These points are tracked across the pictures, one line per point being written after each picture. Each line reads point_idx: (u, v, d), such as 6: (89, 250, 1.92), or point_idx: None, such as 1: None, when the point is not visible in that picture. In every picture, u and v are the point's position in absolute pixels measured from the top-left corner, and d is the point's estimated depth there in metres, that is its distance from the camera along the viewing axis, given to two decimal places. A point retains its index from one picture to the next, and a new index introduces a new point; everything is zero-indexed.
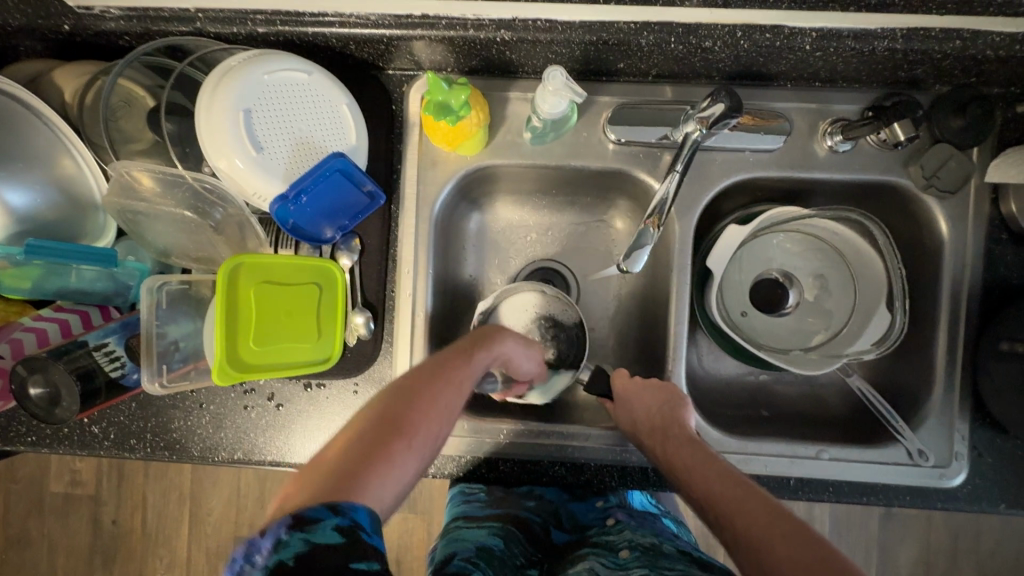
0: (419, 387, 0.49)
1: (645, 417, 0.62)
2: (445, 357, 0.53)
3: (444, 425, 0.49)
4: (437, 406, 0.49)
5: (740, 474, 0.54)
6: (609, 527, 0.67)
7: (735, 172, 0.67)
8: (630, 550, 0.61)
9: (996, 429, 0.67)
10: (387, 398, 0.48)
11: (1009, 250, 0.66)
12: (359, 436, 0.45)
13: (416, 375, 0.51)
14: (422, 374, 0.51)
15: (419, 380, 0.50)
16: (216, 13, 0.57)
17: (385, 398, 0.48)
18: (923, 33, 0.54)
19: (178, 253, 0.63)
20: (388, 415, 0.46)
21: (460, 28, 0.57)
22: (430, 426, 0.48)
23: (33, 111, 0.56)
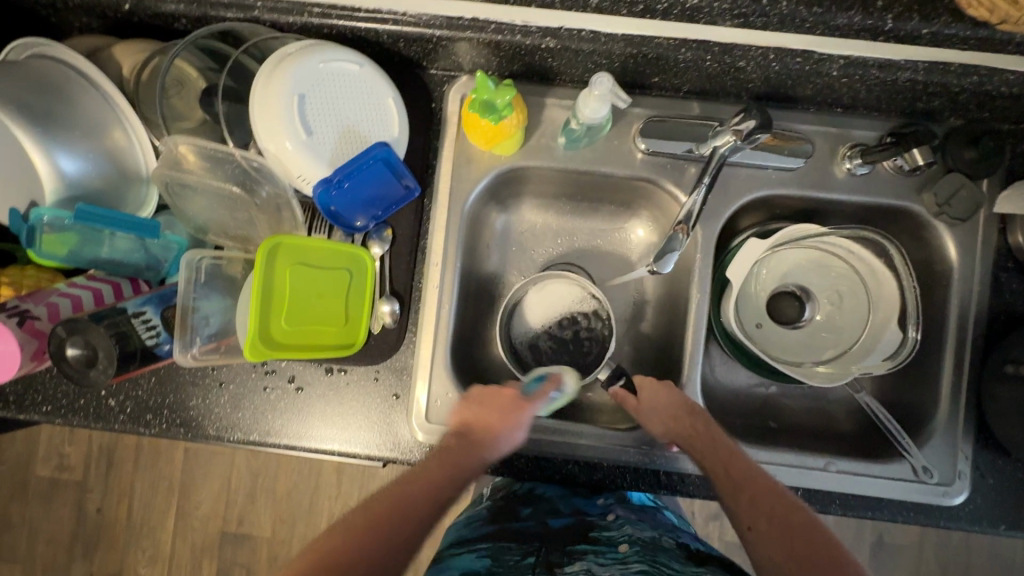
0: (381, 509, 0.54)
1: (663, 415, 0.64)
2: (431, 471, 0.58)
3: (395, 560, 0.52)
4: (390, 532, 0.52)
5: (759, 475, 0.60)
6: (609, 523, 0.69)
7: (756, 188, 0.70)
8: (627, 545, 0.63)
9: (998, 451, 0.69)
10: (351, 525, 0.53)
11: (1015, 278, 0.69)
12: (310, 567, 0.49)
13: (390, 495, 0.55)
14: (382, 504, 0.54)
15: (392, 506, 0.54)
16: (274, 4, 0.60)
17: (356, 523, 0.53)
18: (943, 67, 0.58)
19: (216, 231, 0.65)
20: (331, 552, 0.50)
21: (509, 33, 0.60)
22: (387, 555, 0.51)
23: (93, 83, 0.57)
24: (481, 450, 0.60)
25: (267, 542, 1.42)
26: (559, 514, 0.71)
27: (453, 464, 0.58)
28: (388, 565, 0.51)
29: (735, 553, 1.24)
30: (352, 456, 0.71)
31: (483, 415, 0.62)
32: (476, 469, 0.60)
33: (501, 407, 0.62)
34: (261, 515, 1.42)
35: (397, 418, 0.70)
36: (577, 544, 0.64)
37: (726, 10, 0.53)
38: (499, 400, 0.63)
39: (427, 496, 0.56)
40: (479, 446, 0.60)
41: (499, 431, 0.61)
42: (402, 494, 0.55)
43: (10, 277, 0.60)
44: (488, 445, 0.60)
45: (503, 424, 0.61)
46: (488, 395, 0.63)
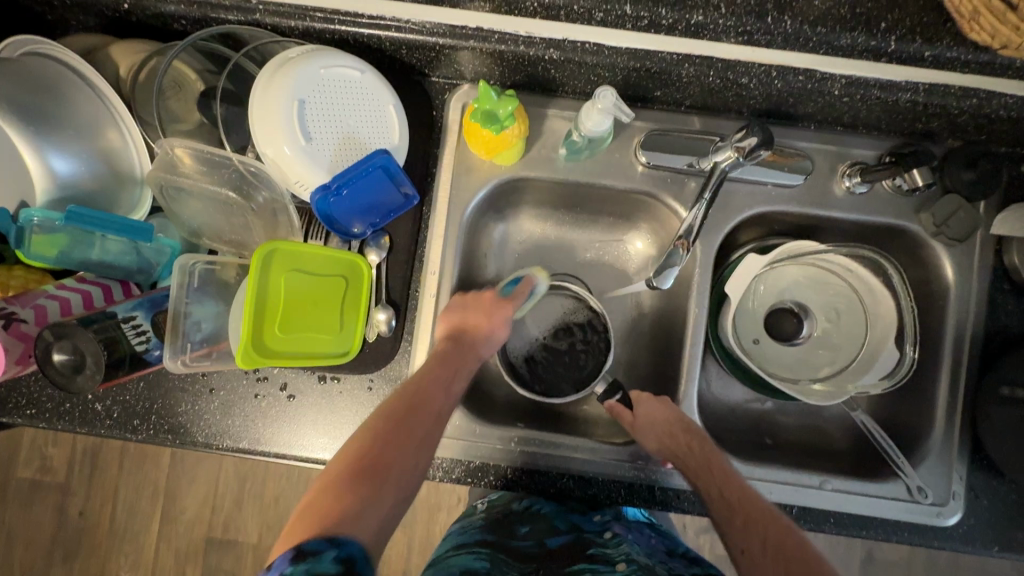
0: (396, 410, 0.55)
1: (660, 429, 0.64)
2: (433, 369, 0.60)
3: (429, 444, 0.55)
4: (421, 418, 0.55)
5: (753, 497, 0.59)
6: (606, 541, 0.67)
7: (756, 203, 0.70)
8: (626, 565, 0.63)
9: (992, 472, 0.69)
10: (381, 423, 0.54)
11: (1010, 299, 0.69)
12: (351, 467, 0.50)
13: (399, 394, 0.57)
14: (401, 402, 0.56)
15: (406, 406, 0.56)
16: (277, 8, 0.59)
17: (375, 424, 0.54)
18: (943, 90, 0.58)
19: (210, 234, 0.63)
20: (376, 451, 0.51)
21: (512, 43, 0.59)
22: (422, 446, 0.54)
23: (88, 82, 0.56)
24: (475, 347, 0.64)
25: (253, 548, 1.40)
26: (557, 528, 0.70)
27: (452, 360, 0.62)
28: (417, 451, 0.54)
29: (726, 566, 1.24)
30: None
31: (469, 319, 0.65)
32: (473, 365, 0.64)
33: (483, 308, 0.67)
34: (248, 521, 1.40)
35: None
36: (575, 564, 0.65)
37: (732, 27, 0.54)
38: (483, 302, 0.67)
39: (435, 389, 0.58)
40: (472, 342, 0.64)
41: (488, 331, 0.65)
42: (412, 390, 0.57)
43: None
44: (480, 339, 0.65)
45: (493, 322, 0.66)
46: (471, 300, 0.67)
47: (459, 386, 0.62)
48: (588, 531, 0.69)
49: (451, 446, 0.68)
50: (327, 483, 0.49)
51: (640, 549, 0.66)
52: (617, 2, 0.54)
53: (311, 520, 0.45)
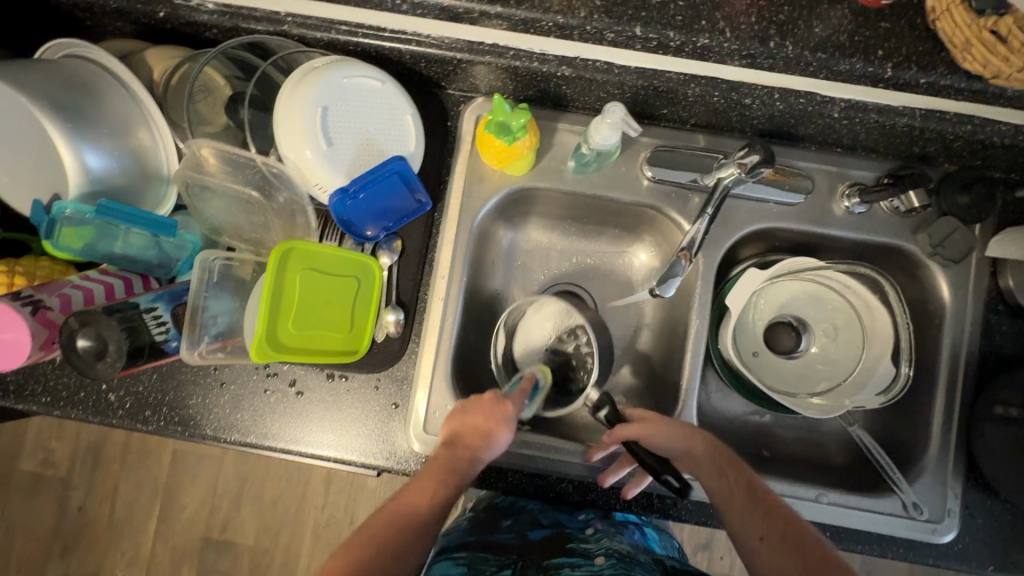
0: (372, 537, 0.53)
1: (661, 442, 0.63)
2: (420, 491, 0.56)
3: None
4: (398, 533, 0.53)
5: (760, 486, 0.62)
6: (587, 536, 0.69)
7: (757, 220, 0.72)
8: (604, 557, 0.63)
9: (987, 491, 0.70)
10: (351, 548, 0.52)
11: (1005, 320, 0.71)
12: None
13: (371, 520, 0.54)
14: (381, 515, 0.54)
15: (376, 533, 0.53)
16: (304, 20, 0.62)
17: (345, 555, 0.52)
18: (939, 116, 0.60)
19: (231, 232, 0.66)
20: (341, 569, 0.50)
21: (526, 59, 0.62)
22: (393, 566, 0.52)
23: (123, 84, 0.59)
24: (474, 452, 0.60)
25: (250, 549, 1.40)
26: (540, 523, 0.73)
27: (445, 471, 0.58)
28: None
29: None
30: (347, 463, 0.71)
31: (469, 422, 0.61)
32: (472, 468, 0.59)
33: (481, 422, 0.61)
34: (245, 521, 1.40)
35: (395, 428, 0.71)
36: (553, 558, 0.63)
37: (736, 51, 0.57)
38: (485, 405, 0.62)
39: (417, 511, 0.55)
40: (469, 446, 0.60)
41: (486, 433, 0.60)
42: (392, 513, 0.55)
43: (22, 267, 0.62)
44: (478, 441, 0.60)
45: (494, 423, 0.61)
46: (471, 405, 0.62)
47: (452, 498, 0.58)
48: (570, 530, 0.71)
49: None
50: None
51: (620, 543, 0.68)
52: (627, 23, 0.56)
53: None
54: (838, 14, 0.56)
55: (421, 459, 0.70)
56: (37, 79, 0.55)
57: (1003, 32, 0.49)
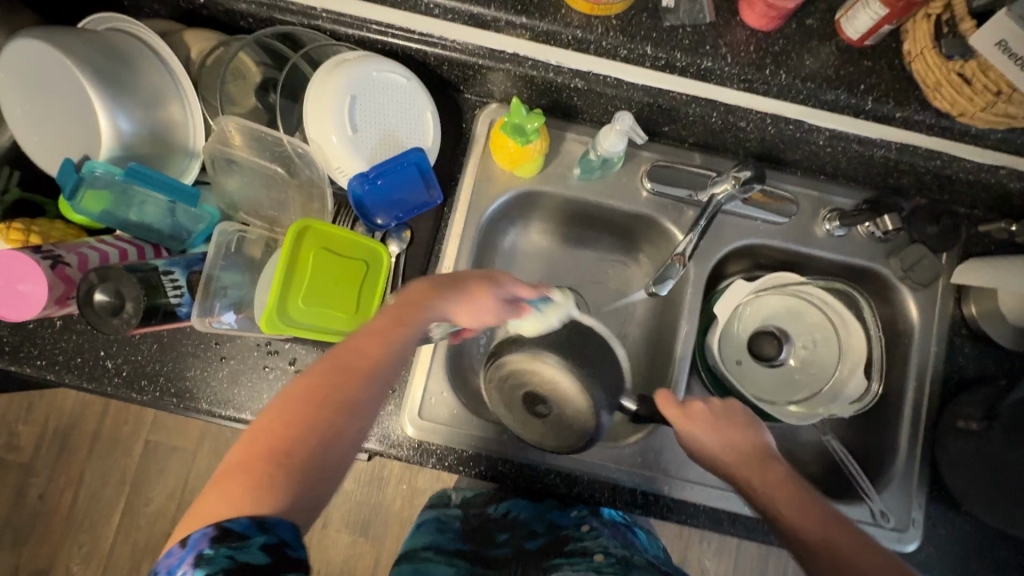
0: (342, 388, 0.49)
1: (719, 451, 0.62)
2: (364, 340, 0.52)
3: (346, 442, 0.48)
4: (344, 408, 0.48)
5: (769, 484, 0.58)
6: (584, 534, 0.67)
7: (746, 236, 0.77)
8: (603, 555, 0.63)
9: (948, 504, 0.74)
10: (299, 406, 0.47)
11: (967, 344, 0.76)
12: (278, 452, 0.44)
13: (323, 371, 0.49)
14: (328, 378, 0.49)
15: (348, 394, 0.49)
16: (338, 17, 0.66)
17: (296, 403, 0.47)
18: (913, 149, 0.67)
19: (250, 209, 0.69)
20: (297, 420, 0.46)
21: (542, 70, 0.66)
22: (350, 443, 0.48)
23: (164, 61, 0.62)
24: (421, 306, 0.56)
25: None
26: (535, 531, 0.70)
27: (394, 312, 0.55)
28: (339, 444, 0.47)
29: None
30: None
31: (442, 292, 0.57)
32: (420, 323, 0.55)
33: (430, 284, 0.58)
34: None
35: (389, 413, 0.72)
36: (556, 557, 0.65)
37: (735, 75, 0.63)
38: (468, 293, 0.58)
39: (367, 353, 0.51)
40: (420, 300, 0.56)
41: (448, 305, 0.57)
42: (342, 368, 0.50)
43: (37, 227, 0.62)
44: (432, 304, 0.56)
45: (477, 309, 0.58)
46: (457, 287, 0.58)
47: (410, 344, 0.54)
48: (564, 524, 0.69)
49: (448, 433, 0.71)
50: (271, 435, 0.45)
51: (616, 543, 0.66)
52: (639, 43, 0.62)
53: (236, 496, 0.42)
54: (827, 51, 0.62)
55: (413, 445, 0.72)
56: (82, 45, 0.57)
57: (968, 74, 0.56)
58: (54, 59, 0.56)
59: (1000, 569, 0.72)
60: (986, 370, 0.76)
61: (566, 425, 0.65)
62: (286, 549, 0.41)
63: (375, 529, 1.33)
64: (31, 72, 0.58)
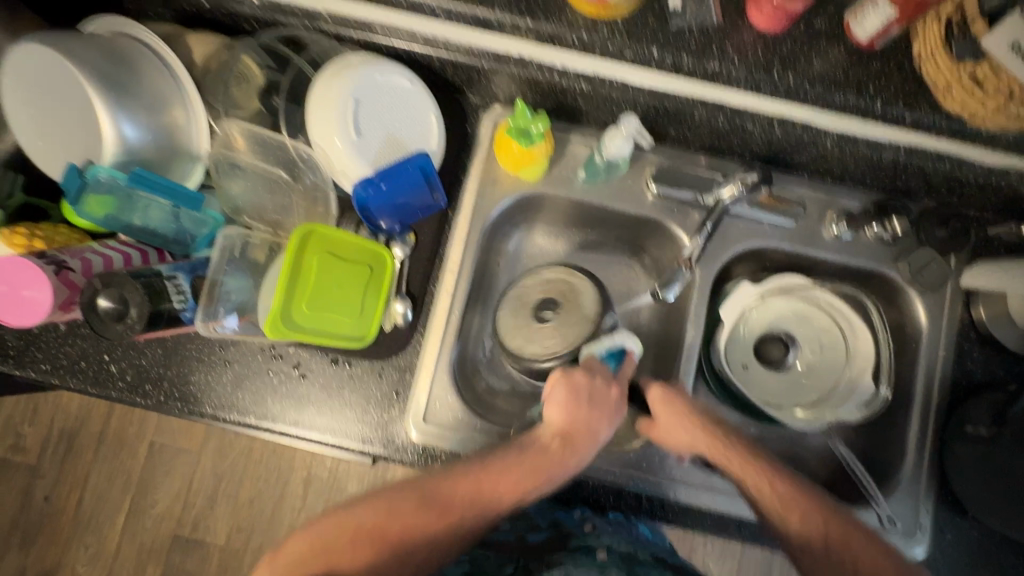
0: (451, 514, 0.57)
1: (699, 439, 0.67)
2: (506, 476, 0.59)
3: (430, 556, 0.56)
4: (439, 526, 0.57)
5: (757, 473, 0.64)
6: (587, 532, 0.67)
7: (753, 239, 0.76)
8: (606, 553, 0.63)
9: (957, 509, 0.73)
10: (411, 509, 0.57)
11: (976, 348, 0.76)
12: (373, 534, 0.56)
13: (446, 492, 0.58)
14: (439, 493, 0.58)
15: (458, 523, 0.57)
16: (342, 19, 0.65)
17: (411, 507, 0.57)
18: (921, 152, 0.66)
19: (252, 213, 0.69)
20: (399, 519, 0.57)
21: (547, 73, 0.65)
22: (429, 558, 0.56)
23: (167, 65, 0.61)
24: (577, 445, 0.62)
25: (219, 551, 1.35)
26: (537, 525, 0.71)
27: (554, 454, 0.61)
28: (420, 559, 0.56)
29: None
30: (344, 449, 0.71)
31: (579, 425, 0.62)
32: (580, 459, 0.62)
33: (571, 414, 0.63)
34: (218, 521, 1.35)
35: (393, 417, 0.71)
36: (556, 549, 0.64)
37: (742, 77, 0.62)
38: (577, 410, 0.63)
39: (510, 492, 0.59)
40: (582, 438, 0.63)
41: (598, 434, 0.63)
42: (458, 493, 0.58)
43: (40, 232, 0.62)
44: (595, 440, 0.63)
45: (599, 427, 0.64)
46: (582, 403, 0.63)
47: (526, 487, 0.59)
48: (568, 525, 0.69)
49: (452, 438, 0.70)
50: (366, 522, 0.57)
51: (621, 541, 0.67)
52: (645, 45, 0.62)
53: (333, 560, 0.53)
54: (835, 52, 0.62)
55: (417, 450, 0.71)
56: (85, 50, 0.57)
57: (980, 77, 0.56)
58: (58, 64, 0.56)
59: None
60: (995, 374, 0.75)
61: (570, 322, 0.71)
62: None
63: None
64: (35, 77, 0.57)
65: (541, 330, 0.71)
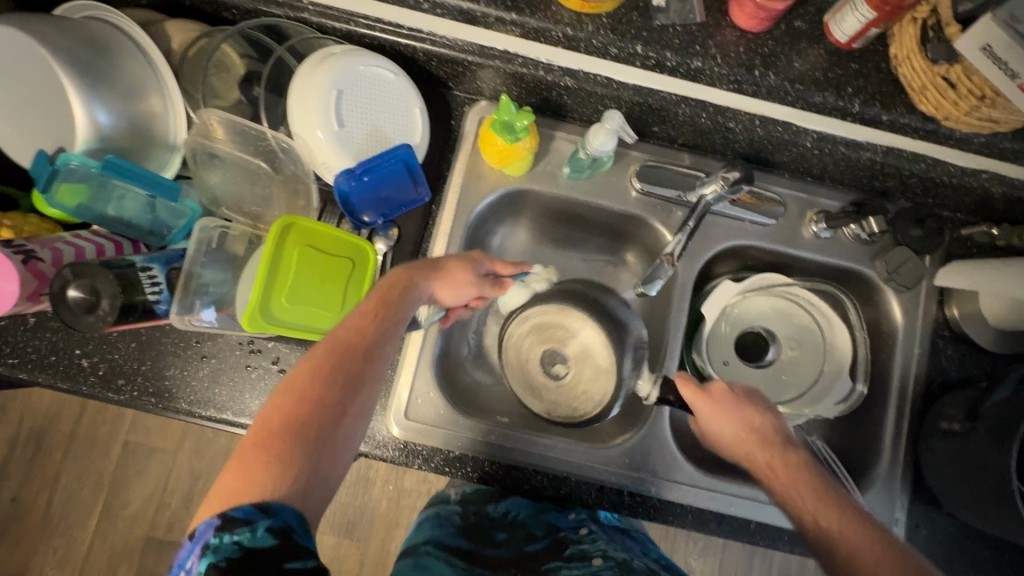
0: (302, 397, 0.44)
1: (730, 436, 0.59)
2: (342, 332, 0.49)
3: (331, 469, 0.43)
4: (292, 440, 0.42)
5: (798, 455, 0.56)
6: (582, 538, 0.69)
7: (735, 237, 0.77)
8: (602, 560, 0.64)
9: (930, 503, 0.75)
10: (311, 363, 0.46)
11: (949, 346, 0.77)
12: (267, 435, 0.41)
13: (296, 368, 0.46)
14: (304, 364, 0.46)
15: (326, 405, 0.44)
16: (325, 10, 0.64)
17: (304, 374, 0.45)
18: (898, 153, 0.68)
19: (230, 205, 0.68)
20: (274, 404, 0.43)
21: (531, 67, 0.66)
22: (327, 458, 0.43)
23: (144, 53, 0.60)
24: (406, 287, 0.55)
25: None
26: (535, 535, 0.71)
27: (370, 304, 0.53)
28: (336, 427, 0.44)
29: None
30: None
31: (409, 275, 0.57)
32: (411, 304, 0.55)
33: (413, 267, 0.58)
34: (194, 521, 1.33)
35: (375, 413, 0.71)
36: (552, 561, 0.66)
37: (725, 76, 0.63)
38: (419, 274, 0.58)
39: (364, 328, 0.50)
40: (400, 276, 0.56)
41: (425, 282, 0.58)
42: (331, 341, 0.49)
43: (9, 222, 0.60)
44: (423, 278, 0.57)
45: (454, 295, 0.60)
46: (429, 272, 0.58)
47: (359, 361, 0.48)
48: (564, 528, 0.71)
49: (434, 435, 0.70)
50: (270, 412, 0.43)
51: (615, 546, 0.69)
52: (630, 42, 0.62)
53: (240, 490, 0.39)
54: (815, 53, 0.63)
55: (399, 446, 0.70)
56: (58, 34, 0.55)
57: (952, 79, 0.57)
58: (29, 48, 0.54)
59: (980, 569, 0.73)
60: (968, 372, 0.77)
61: (586, 378, 0.70)
62: (293, 536, 0.38)
63: (360, 531, 1.28)
64: (4, 62, 0.56)
65: (541, 362, 0.71)
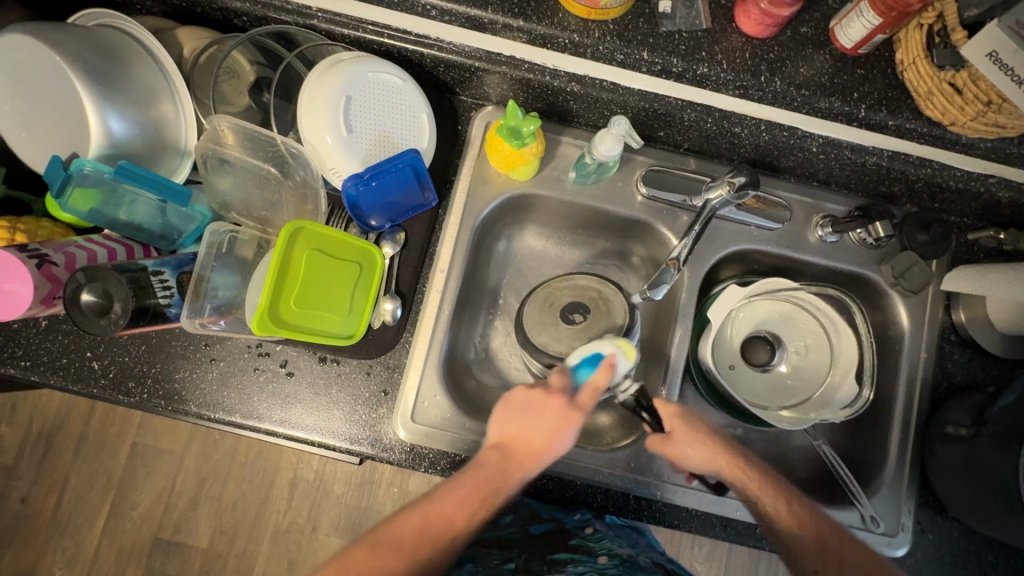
0: (399, 550, 0.55)
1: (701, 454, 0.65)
2: (448, 509, 0.57)
3: None
4: None
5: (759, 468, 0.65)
6: (587, 535, 0.69)
7: (740, 241, 0.77)
8: (607, 558, 0.65)
9: (937, 508, 0.74)
10: (375, 545, 0.56)
11: (956, 350, 0.77)
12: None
13: (398, 527, 0.57)
14: (393, 522, 0.57)
15: (412, 557, 0.55)
16: (333, 17, 0.65)
17: (369, 554, 0.55)
18: (904, 158, 0.68)
19: (240, 209, 0.68)
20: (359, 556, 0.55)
21: (539, 73, 0.67)
22: None
23: (157, 60, 0.61)
24: (533, 458, 0.60)
25: (202, 554, 1.33)
26: (540, 517, 0.73)
27: (474, 480, 0.58)
28: None
29: None
30: (331, 448, 0.71)
31: (538, 425, 0.60)
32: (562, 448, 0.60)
33: (524, 421, 0.61)
34: (200, 523, 1.33)
35: (381, 416, 0.71)
36: (557, 552, 0.66)
37: (731, 81, 0.63)
38: (548, 408, 0.61)
39: (456, 518, 0.57)
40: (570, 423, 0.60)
41: (546, 441, 0.60)
42: (401, 549, 0.55)
43: (22, 226, 0.61)
44: (560, 439, 0.60)
45: (555, 436, 0.60)
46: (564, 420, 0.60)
47: (449, 540, 0.56)
48: (570, 526, 0.71)
49: (439, 437, 0.70)
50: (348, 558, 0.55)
51: (619, 544, 0.69)
52: (636, 48, 0.62)
53: None
54: (821, 59, 0.63)
55: (405, 448, 0.71)
56: (73, 41, 0.56)
57: (959, 84, 0.57)
58: (45, 56, 0.55)
59: (988, 574, 0.73)
60: (975, 377, 0.77)
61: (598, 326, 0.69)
62: None
63: None
64: (20, 68, 0.56)
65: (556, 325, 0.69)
